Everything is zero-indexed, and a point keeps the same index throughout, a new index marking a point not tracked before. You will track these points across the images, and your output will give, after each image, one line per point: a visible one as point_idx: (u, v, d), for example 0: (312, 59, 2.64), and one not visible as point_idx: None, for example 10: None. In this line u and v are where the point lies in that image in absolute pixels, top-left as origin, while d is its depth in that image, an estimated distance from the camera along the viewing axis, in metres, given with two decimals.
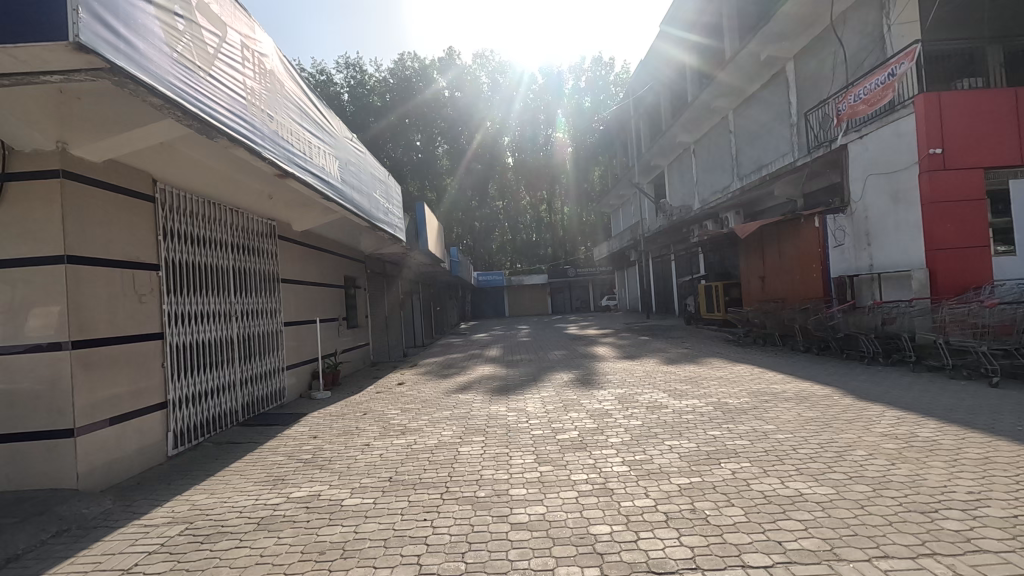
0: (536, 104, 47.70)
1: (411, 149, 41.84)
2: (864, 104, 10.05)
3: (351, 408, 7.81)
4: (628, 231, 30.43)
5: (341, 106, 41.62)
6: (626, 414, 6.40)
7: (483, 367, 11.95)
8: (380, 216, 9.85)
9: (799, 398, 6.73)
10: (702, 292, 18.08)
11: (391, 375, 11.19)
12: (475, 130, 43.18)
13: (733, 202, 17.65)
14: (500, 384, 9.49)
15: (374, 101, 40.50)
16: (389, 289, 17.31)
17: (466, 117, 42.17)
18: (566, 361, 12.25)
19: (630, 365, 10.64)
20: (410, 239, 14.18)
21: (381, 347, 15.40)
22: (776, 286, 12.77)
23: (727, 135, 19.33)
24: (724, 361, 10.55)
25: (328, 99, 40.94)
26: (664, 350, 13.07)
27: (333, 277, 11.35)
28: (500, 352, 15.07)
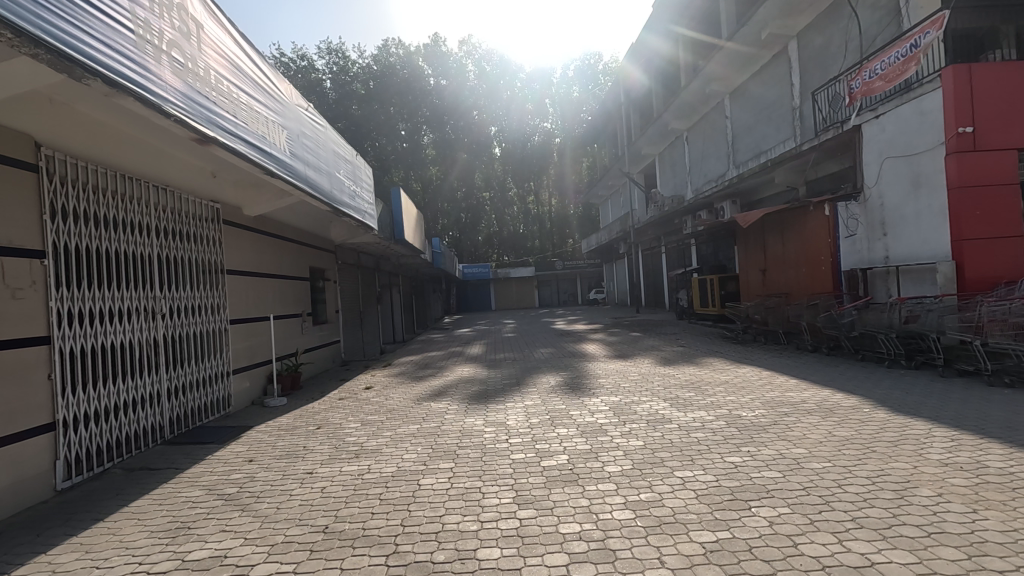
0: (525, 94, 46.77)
1: (396, 138, 40.47)
2: (882, 80, 9.14)
3: (305, 420, 6.75)
4: (617, 222, 29.51)
5: (323, 94, 40.02)
6: (624, 431, 5.41)
7: (462, 367, 10.94)
8: (345, 199, 8.74)
9: (822, 409, 5.81)
10: (696, 285, 17.18)
11: (360, 378, 10.11)
12: (462, 119, 42.03)
13: (729, 191, 16.74)
14: (479, 388, 8.47)
15: (357, 89, 38.98)
16: (363, 282, 16.15)
17: (452, 106, 41.05)
18: (553, 360, 11.26)
19: (624, 367, 9.68)
20: (385, 228, 13.03)
21: (354, 344, 14.29)
22: (778, 279, 11.94)
23: (723, 121, 18.45)
24: (726, 362, 9.62)
25: (309, 86, 39.31)
26: (658, 348, 12.13)
27: (295, 268, 10.22)
28: (483, 349, 14.07)
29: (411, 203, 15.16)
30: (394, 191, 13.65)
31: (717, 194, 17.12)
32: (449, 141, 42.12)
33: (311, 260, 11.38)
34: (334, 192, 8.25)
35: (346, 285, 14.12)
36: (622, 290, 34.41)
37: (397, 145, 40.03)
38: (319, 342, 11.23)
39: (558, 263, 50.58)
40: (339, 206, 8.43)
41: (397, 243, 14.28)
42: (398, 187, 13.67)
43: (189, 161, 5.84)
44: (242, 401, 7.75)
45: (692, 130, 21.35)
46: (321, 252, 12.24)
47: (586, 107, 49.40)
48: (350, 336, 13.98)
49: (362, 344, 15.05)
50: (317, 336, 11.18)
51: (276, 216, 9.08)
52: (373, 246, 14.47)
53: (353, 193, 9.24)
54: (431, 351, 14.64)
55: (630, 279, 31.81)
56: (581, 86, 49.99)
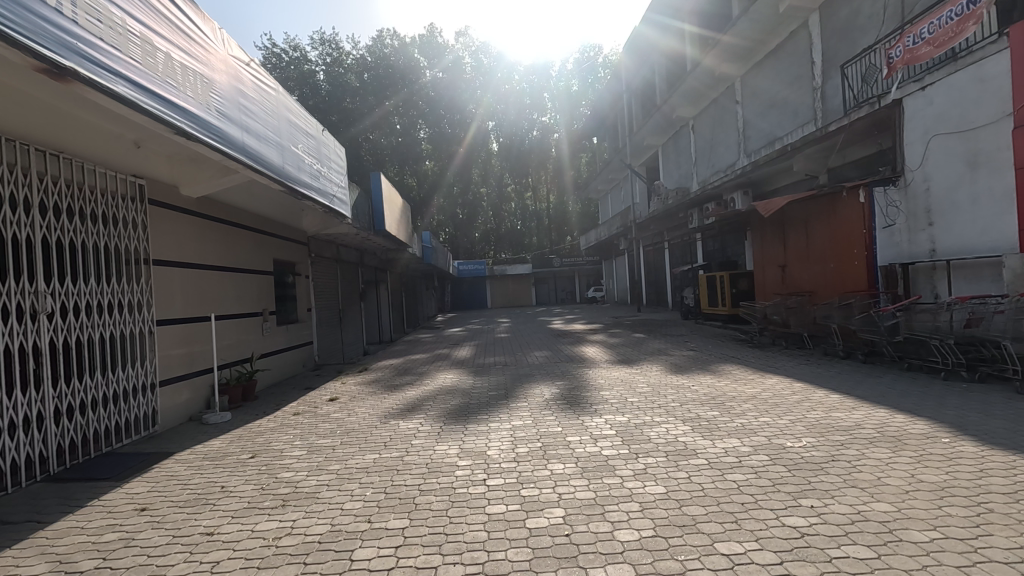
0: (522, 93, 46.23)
1: (391, 132, 38.88)
2: (929, 45, 7.88)
3: (240, 445, 5.46)
4: (617, 217, 28.24)
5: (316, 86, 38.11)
6: (637, 469, 4.15)
7: (446, 374, 9.67)
8: (304, 177, 7.48)
9: (888, 438, 4.57)
10: (703, 283, 15.92)
11: (327, 387, 8.83)
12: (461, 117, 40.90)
13: (740, 181, 15.47)
14: (460, 401, 7.23)
15: (350, 81, 37.20)
16: (342, 277, 14.84)
17: (450, 102, 40.00)
18: (547, 366, 9.99)
19: (629, 375, 8.41)
20: (363, 218, 11.74)
21: (329, 346, 12.98)
22: (799, 277, 10.71)
23: (732, 107, 17.22)
24: (747, 370, 8.35)
25: (302, 78, 37.46)
26: (666, 353, 10.86)
27: (251, 261, 8.92)
28: (471, 352, 12.81)
29: (393, 190, 13.85)
30: (374, 177, 12.35)
31: (727, 184, 15.86)
32: (445, 134, 40.83)
33: (275, 252, 10.09)
34: (290, 169, 6.98)
35: (321, 281, 12.83)
36: (622, 288, 33.16)
37: (391, 140, 38.60)
38: (282, 344, 9.93)
39: (556, 260, 49.31)
40: (297, 186, 7.16)
41: (378, 235, 13.01)
42: (379, 173, 12.38)
43: (82, 120, 4.62)
44: (173, 417, 6.48)
45: (698, 117, 20.08)
46: (289, 243, 10.93)
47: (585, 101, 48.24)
48: (324, 337, 12.67)
49: (338, 345, 13.73)
50: (281, 337, 9.88)
51: (225, 199, 7.80)
52: (352, 238, 13.18)
53: (316, 171, 7.97)
54: (414, 354, 13.37)
55: (630, 277, 30.59)
56: (580, 80, 48.86)
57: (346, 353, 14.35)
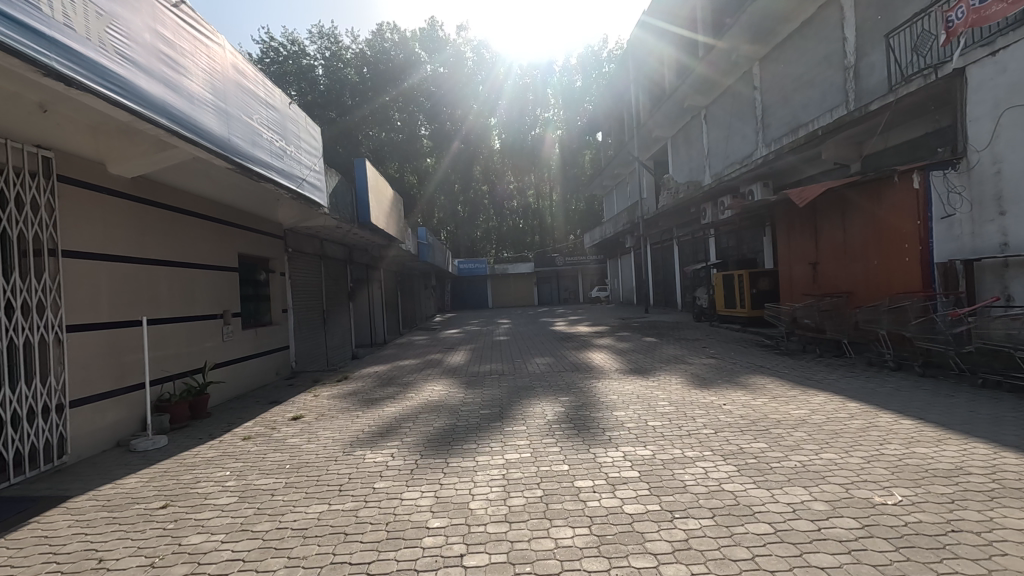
0: (524, 91, 45.46)
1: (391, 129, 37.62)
2: (1002, 2, 6.57)
3: (158, 486, 4.29)
4: (623, 213, 27.03)
5: (315, 81, 36.64)
6: (675, 542, 2.96)
7: (434, 384, 8.48)
8: (260, 154, 6.35)
9: (1011, 493, 3.36)
10: (719, 282, 14.71)
11: (294, 401, 7.66)
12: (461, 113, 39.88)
13: (761, 172, 14.23)
14: (445, 421, 6.06)
15: (349, 75, 35.85)
16: (327, 274, 13.68)
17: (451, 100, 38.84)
18: (550, 375, 8.81)
19: (645, 389, 7.24)
20: (345, 208, 10.56)
21: (309, 350, 11.82)
22: (834, 276, 9.52)
23: (749, 93, 16.04)
24: (783, 383, 7.16)
25: (300, 73, 36.06)
26: (683, 360, 9.67)
27: (206, 254, 7.72)
28: (466, 357, 11.62)
29: (381, 179, 12.65)
30: (358, 163, 11.15)
31: (745, 175, 14.63)
32: (445, 130, 39.72)
33: (241, 245, 8.91)
34: (240, 141, 5.85)
35: (301, 278, 11.66)
36: (628, 287, 31.92)
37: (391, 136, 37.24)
38: (247, 350, 8.76)
39: (559, 259, 48.04)
40: (250, 163, 6.03)
41: (364, 229, 11.82)
42: (363, 158, 11.18)
43: None
44: (93, 445, 5.32)
45: (711, 106, 18.84)
46: (259, 235, 9.74)
47: (588, 96, 47.06)
48: (303, 340, 11.51)
49: (320, 350, 12.58)
50: (246, 342, 8.72)
51: (170, 180, 6.62)
52: (335, 231, 12.01)
53: (276, 149, 6.85)
54: (403, 360, 12.17)
55: (636, 276, 29.41)
56: (583, 75, 47.70)
57: (330, 357, 13.18)
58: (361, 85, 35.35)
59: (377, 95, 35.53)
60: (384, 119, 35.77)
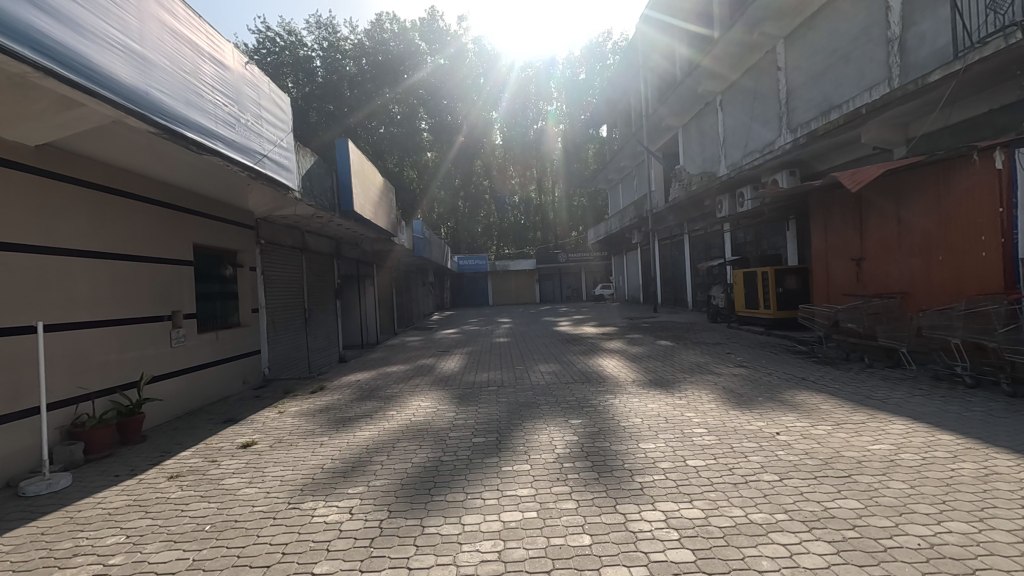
0: (526, 85, 44.39)
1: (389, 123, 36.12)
2: None
3: (17, 561, 3.09)
4: (630, 207, 25.75)
5: (312, 72, 35.04)
6: None
7: (422, 398, 7.27)
8: (203, 119, 5.17)
9: None
10: (740, 280, 13.47)
11: (253, 420, 6.44)
12: (462, 109, 38.77)
13: (787, 160, 12.98)
14: (430, 451, 4.87)
15: (347, 66, 34.33)
16: (310, 269, 12.45)
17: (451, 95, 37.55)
18: (558, 387, 7.59)
19: (672, 409, 6.03)
20: (324, 195, 9.31)
21: (286, 354, 10.60)
22: (883, 273, 8.27)
23: (771, 75, 14.78)
24: (839, 402, 5.95)
25: (296, 63, 34.51)
26: (708, 369, 8.46)
27: (149, 245, 6.48)
28: (462, 363, 10.41)
29: (369, 163, 11.38)
30: (340, 143, 9.85)
31: (769, 163, 13.40)
32: (445, 123, 38.43)
33: (197, 235, 7.66)
34: (166, 98, 4.63)
35: (275, 273, 10.43)
36: (634, 285, 30.65)
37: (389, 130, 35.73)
38: (203, 357, 7.53)
39: (561, 255, 46.75)
40: (183, 128, 4.82)
41: (348, 219, 10.59)
42: (347, 138, 9.89)
43: None
44: None
45: (728, 91, 17.57)
46: (223, 224, 8.49)
47: (593, 90, 45.81)
48: (278, 344, 10.29)
49: (299, 354, 11.37)
50: (201, 348, 7.48)
51: (90, 152, 5.37)
52: (318, 222, 10.77)
53: (228, 116, 5.67)
54: (392, 365, 10.96)
55: (643, 274, 28.19)
56: (587, 68, 46.40)
57: (311, 361, 11.95)
58: (359, 76, 34.06)
59: (376, 86, 34.27)
60: (383, 111, 34.49)
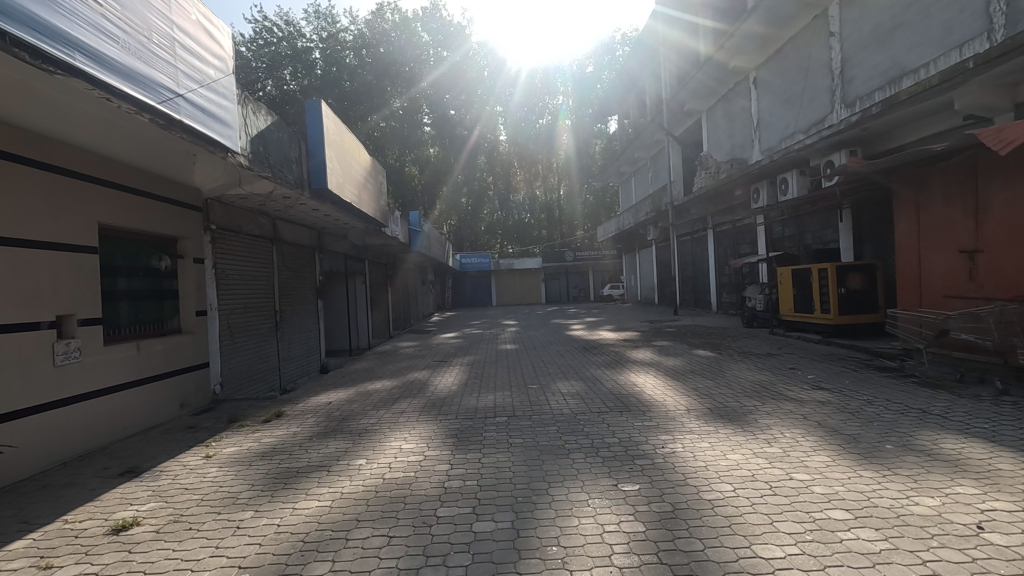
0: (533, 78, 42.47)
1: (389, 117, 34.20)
2: None
3: None
4: (646, 201, 23.80)
5: (312, 65, 32.76)
6: None
7: (409, 434, 5.38)
8: (43, 14, 3.28)
9: None
10: (788, 279, 11.53)
11: (163, 471, 4.54)
12: (467, 101, 37.06)
13: (847, 137, 11.03)
14: (405, 552, 2.97)
15: (346, 58, 32.32)
16: (283, 263, 10.54)
17: (457, 85, 35.86)
18: (590, 419, 5.66)
19: (767, 465, 4.11)
20: (294, 171, 7.37)
21: (248, 367, 8.71)
22: (1010, 271, 6.35)
23: (821, 43, 12.86)
24: (1016, 456, 4.04)
25: (294, 55, 32.32)
26: (781, 393, 6.54)
27: (12, 224, 4.58)
28: (462, 378, 8.51)
29: (350, 135, 9.38)
30: (309, 106, 7.82)
31: (823, 142, 11.45)
32: (448, 116, 36.57)
33: (104, 212, 5.70)
34: None
35: (233, 267, 8.49)
36: (648, 285, 28.65)
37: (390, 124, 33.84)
38: (112, 377, 5.62)
39: (569, 253, 44.60)
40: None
41: (325, 202, 8.70)
42: (318, 100, 7.86)
43: None
44: None
45: (764, 67, 15.63)
46: (150, 200, 6.53)
47: (602, 82, 43.86)
48: (236, 354, 8.40)
49: (267, 365, 9.49)
50: (110, 366, 5.59)
51: None
52: (290, 205, 8.89)
53: (104, 24, 3.78)
54: (378, 379, 9.05)
55: (658, 274, 26.24)
56: (595, 61, 44.53)
57: (282, 374, 10.07)
58: (360, 67, 32.12)
59: (378, 78, 32.36)
60: (384, 104, 32.58)
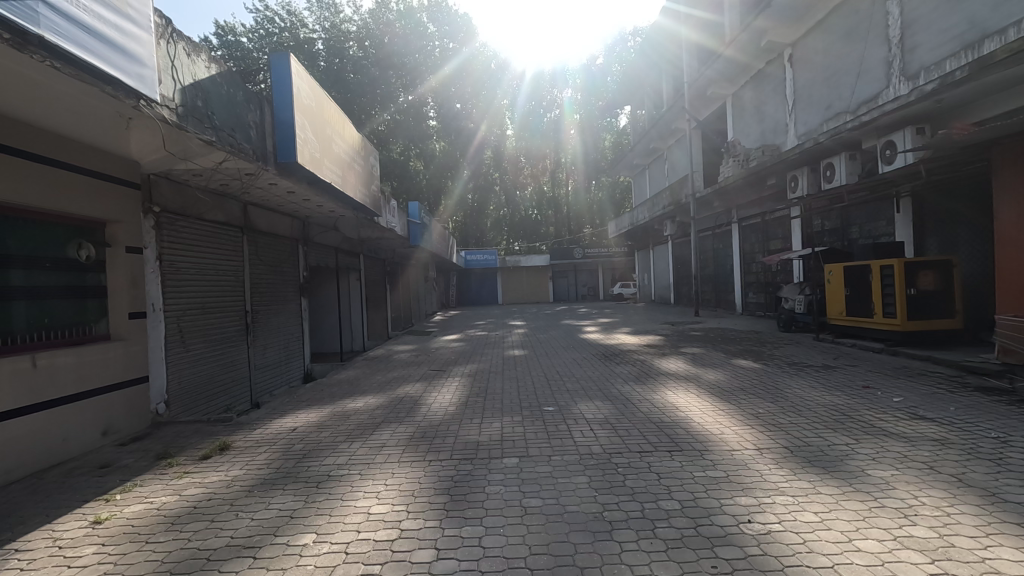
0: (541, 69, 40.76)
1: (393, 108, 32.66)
2: None
3: None
4: (663, 195, 22.27)
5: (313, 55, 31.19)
6: None
7: (385, 486, 3.92)
8: None
9: None
10: (841, 277, 10.00)
11: (19, 551, 3.15)
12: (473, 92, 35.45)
13: (913, 113, 9.47)
14: None
15: (348, 46, 30.75)
16: (257, 256, 9.11)
17: (464, 74, 34.24)
18: (632, 465, 4.18)
19: (932, 569, 2.61)
20: (254, 140, 5.90)
21: (207, 379, 7.30)
22: None
23: (874, 9, 11.29)
24: None
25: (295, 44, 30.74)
26: (872, 424, 5.06)
27: None
28: (463, 395, 7.04)
29: (331, 103, 7.91)
30: (275, 61, 6.32)
31: (882, 120, 9.90)
32: (453, 108, 34.98)
33: None
34: None
35: (188, 259, 7.06)
36: (663, 284, 27.09)
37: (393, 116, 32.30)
38: None
39: (578, 250, 42.35)
40: None
41: (299, 181, 7.26)
42: (286, 53, 6.37)
43: None
44: None
45: (803, 41, 14.06)
46: (56, 168, 5.06)
47: (613, 75, 42.15)
48: (191, 364, 6.98)
49: (234, 376, 8.08)
50: None
51: None
52: (259, 186, 7.44)
53: None
54: (362, 393, 7.61)
55: (676, 272, 24.66)
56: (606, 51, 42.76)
57: (253, 385, 8.66)
58: (363, 59, 30.74)
59: (382, 71, 31.05)
60: (387, 97, 31.20)
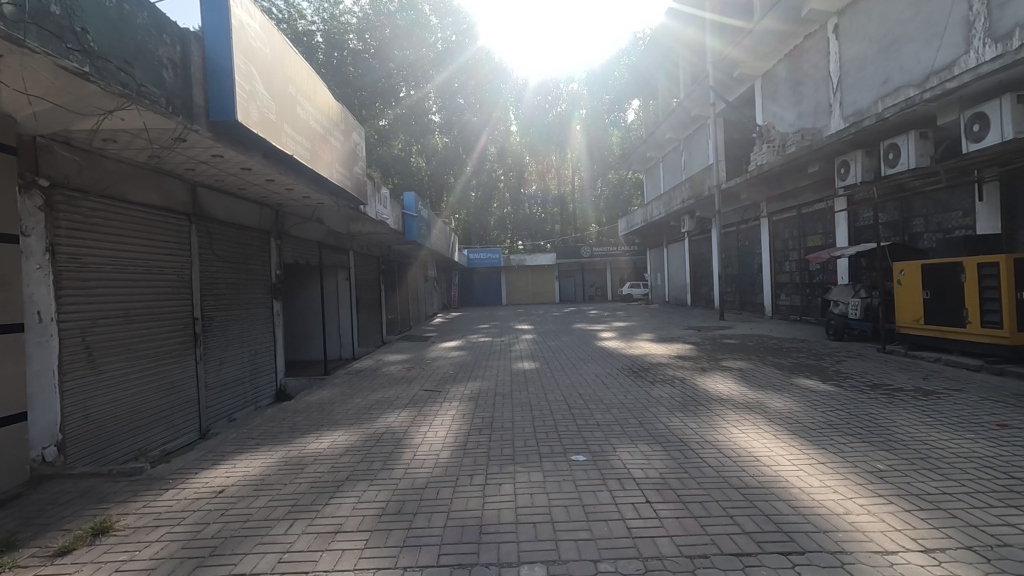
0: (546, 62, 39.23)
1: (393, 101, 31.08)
2: None
3: None
4: (681, 189, 20.57)
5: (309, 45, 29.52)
6: None
7: None
8: None
9: None
10: (919, 279, 8.33)
11: None
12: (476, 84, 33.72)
13: (1014, 76, 7.75)
14: None
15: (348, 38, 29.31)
16: (211, 250, 7.47)
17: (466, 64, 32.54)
18: None
19: None
20: (168, 84, 4.23)
21: (131, 409, 5.66)
22: None
23: None
24: None
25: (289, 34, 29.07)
26: None
27: None
28: (462, 432, 5.37)
29: (294, 55, 6.28)
30: None
31: (970, 87, 8.20)
32: (455, 100, 33.27)
33: None
34: None
35: (102, 253, 5.43)
36: (679, 284, 25.38)
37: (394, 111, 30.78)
38: None
39: (585, 248, 40.74)
40: None
41: (251, 151, 5.61)
42: None
43: None
44: None
45: (851, 9, 12.37)
46: None
47: (621, 69, 40.53)
48: (105, 391, 5.33)
49: (175, 401, 6.46)
50: None
51: None
52: (201, 158, 5.77)
53: None
54: (334, 424, 5.94)
55: (694, 272, 22.93)
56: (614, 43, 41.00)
57: (203, 410, 7.03)
58: (363, 52, 29.00)
59: (383, 64, 29.44)
60: (389, 91, 29.60)
